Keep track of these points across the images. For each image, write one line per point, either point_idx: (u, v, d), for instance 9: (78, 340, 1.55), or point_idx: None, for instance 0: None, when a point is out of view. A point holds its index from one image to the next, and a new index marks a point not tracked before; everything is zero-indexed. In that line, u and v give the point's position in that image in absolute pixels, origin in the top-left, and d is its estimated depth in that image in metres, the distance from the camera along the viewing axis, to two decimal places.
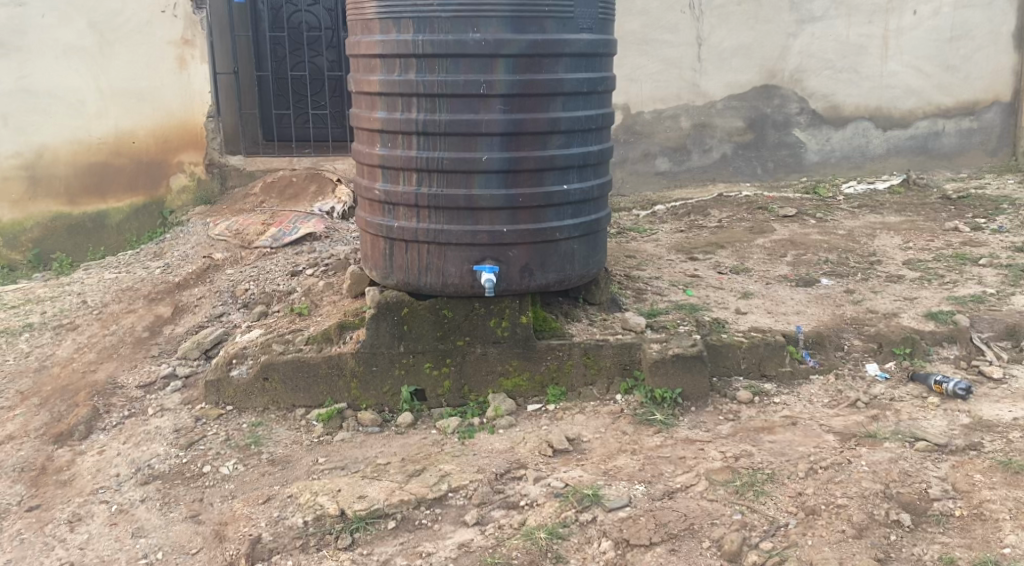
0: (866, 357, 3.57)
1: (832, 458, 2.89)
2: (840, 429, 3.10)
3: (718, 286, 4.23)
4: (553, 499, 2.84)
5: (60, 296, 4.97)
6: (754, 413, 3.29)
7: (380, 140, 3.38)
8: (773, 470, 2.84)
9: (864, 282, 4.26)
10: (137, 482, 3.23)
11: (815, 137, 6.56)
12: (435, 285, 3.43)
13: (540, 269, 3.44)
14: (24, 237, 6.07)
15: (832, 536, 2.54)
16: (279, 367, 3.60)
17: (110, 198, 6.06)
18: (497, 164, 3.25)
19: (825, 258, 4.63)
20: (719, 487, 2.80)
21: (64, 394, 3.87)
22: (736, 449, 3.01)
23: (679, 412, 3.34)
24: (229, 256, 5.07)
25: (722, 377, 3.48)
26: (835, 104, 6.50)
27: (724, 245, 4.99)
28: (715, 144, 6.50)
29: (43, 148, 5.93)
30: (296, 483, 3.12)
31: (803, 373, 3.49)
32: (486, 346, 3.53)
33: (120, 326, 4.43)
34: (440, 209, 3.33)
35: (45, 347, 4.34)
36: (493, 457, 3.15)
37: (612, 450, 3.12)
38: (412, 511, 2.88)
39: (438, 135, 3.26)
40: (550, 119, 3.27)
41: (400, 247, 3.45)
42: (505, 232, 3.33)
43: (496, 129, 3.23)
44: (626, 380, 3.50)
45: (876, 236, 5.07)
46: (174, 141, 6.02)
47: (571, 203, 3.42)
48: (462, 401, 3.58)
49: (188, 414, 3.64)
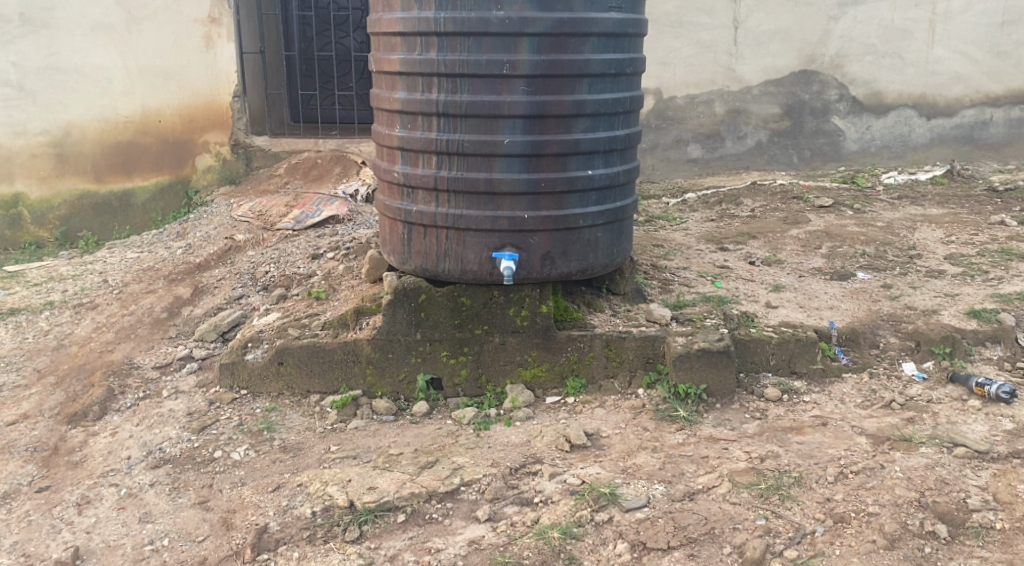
0: (902, 356, 3.39)
1: (864, 462, 2.73)
2: (874, 431, 2.93)
3: (748, 278, 4.08)
4: (568, 497, 2.74)
5: (82, 274, 4.95)
6: (783, 412, 3.15)
7: (400, 122, 3.28)
8: (801, 474, 2.68)
9: (903, 277, 4.08)
10: (148, 466, 3.17)
11: (855, 125, 6.32)
12: (453, 272, 3.33)
13: (561, 257, 3.32)
14: (52, 214, 6.08)
15: (861, 546, 2.39)
16: (294, 351, 3.53)
17: (136, 177, 6.02)
18: (519, 148, 3.13)
19: (862, 250, 4.44)
20: (742, 489, 2.65)
21: (81, 373, 3.84)
22: (762, 450, 2.87)
23: (703, 409, 3.21)
24: (251, 237, 5.02)
25: (750, 373, 3.35)
26: (876, 91, 6.24)
27: (756, 236, 4.82)
28: (750, 131, 6.30)
29: (70, 125, 5.92)
30: (306, 472, 3.05)
31: (835, 371, 3.34)
32: (505, 336, 3.42)
33: (139, 306, 4.39)
34: (460, 194, 3.22)
35: (65, 326, 4.31)
36: (508, 450, 3.05)
37: (633, 447, 3.00)
38: (424, 504, 2.80)
39: (459, 116, 3.14)
40: (576, 101, 3.15)
41: (419, 232, 3.35)
42: (527, 218, 3.22)
43: (518, 112, 3.11)
44: (649, 374, 3.37)
45: (916, 229, 4.87)
46: (200, 120, 5.95)
47: (595, 189, 3.29)
48: (479, 391, 3.48)
49: (203, 397, 3.60)
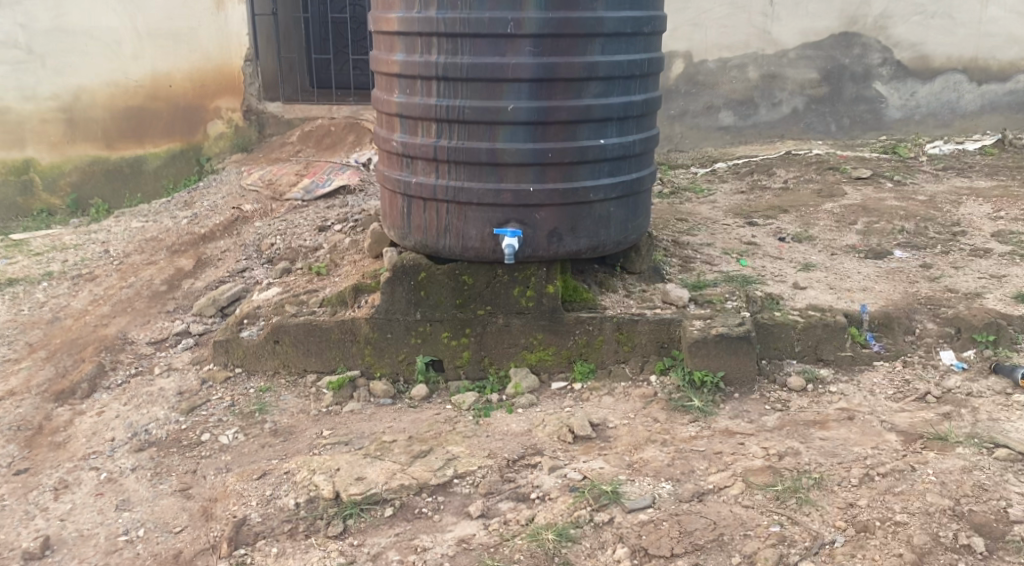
0: (940, 343, 3.10)
1: (893, 463, 2.45)
2: (905, 427, 2.66)
3: (777, 256, 3.81)
4: (567, 494, 2.53)
5: (85, 244, 4.83)
6: (807, 404, 2.91)
7: (398, 86, 3.05)
8: (822, 475, 2.43)
9: (945, 256, 3.77)
10: (131, 449, 3.03)
11: (899, 91, 5.86)
12: (454, 249, 3.11)
13: (570, 233, 3.08)
14: (63, 180, 6.02)
15: (885, 561, 2.11)
16: (291, 329, 3.35)
17: (148, 143, 5.88)
18: (524, 115, 2.89)
19: (901, 227, 4.12)
20: (757, 491, 2.41)
21: (73, 347, 3.72)
22: (781, 446, 2.64)
23: (720, 399, 2.98)
24: (259, 208, 4.85)
25: (773, 360, 3.11)
26: (924, 54, 5.77)
27: (787, 210, 4.53)
28: (786, 97, 5.91)
29: (80, 89, 5.79)
30: (295, 459, 2.88)
31: (865, 359, 3.08)
32: (509, 317, 3.22)
33: (138, 279, 4.26)
34: (461, 165, 2.99)
35: (62, 297, 4.20)
36: (507, 440, 2.86)
37: (640, 440, 2.79)
38: (413, 498, 2.61)
39: (460, 81, 2.90)
40: (587, 64, 2.89)
41: (418, 206, 3.13)
42: (532, 192, 2.98)
43: (524, 75, 2.86)
44: (663, 360, 3.15)
45: (962, 203, 4.52)
46: (211, 85, 5.75)
47: (607, 160, 3.04)
48: (482, 374, 3.29)
49: (195, 375, 3.44)
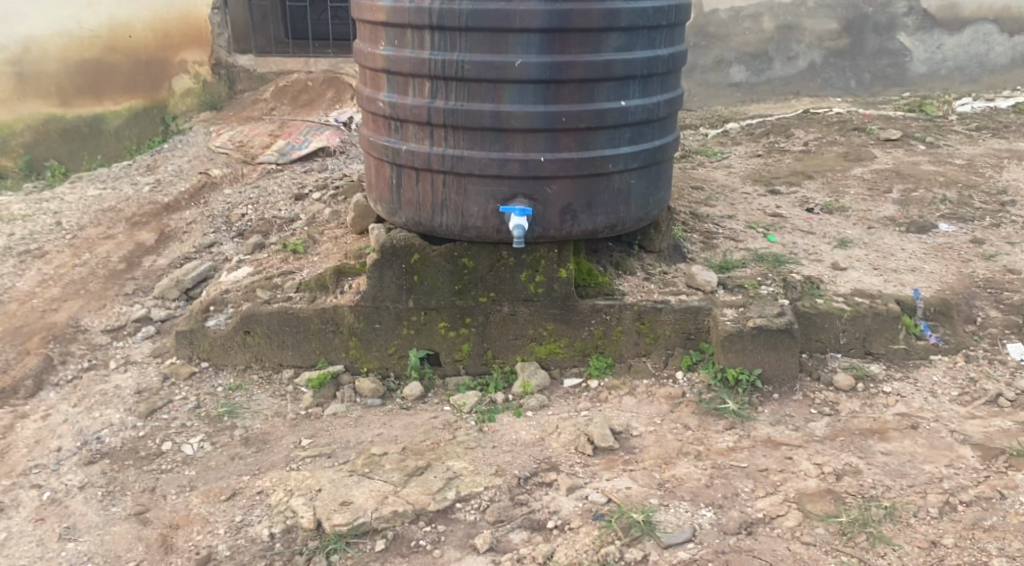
0: (1006, 334, 2.77)
1: (976, 489, 2.14)
2: (981, 439, 2.34)
3: (807, 230, 3.42)
4: (591, 523, 2.15)
5: (35, 214, 4.34)
6: (859, 408, 2.54)
7: (384, 37, 2.59)
8: (894, 503, 2.11)
9: (995, 230, 3.42)
10: (80, 462, 2.61)
11: (924, 43, 5.44)
12: (452, 227, 2.69)
13: (586, 210, 2.66)
14: (13, 141, 5.33)
15: None
16: (263, 319, 2.93)
17: (107, 100, 5.30)
18: (534, 72, 2.45)
19: (943, 195, 3.74)
20: (818, 524, 2.07)
21: (17, 336, 3.24)
22: (837, 463, 2.29)
23: (758, 400, 2.61)
24: (228, 172, 4.38)
25: (816, 354, 2.72)
26: (953, 3, 5.35)
27: (813, 175, 4.14)
28: (803, 50, 5.44)
29: (30, 40, 5.13)
30: (269, 475, 2.48)
31: (921, 353, 2.71)
32: (515, 305, 2.81)
33: (94, 256, 3.81)
34: (459, 130, 2.55)
35: (6, 277, 3.73)
36: (516, 453, 2.46)
37: (670, 452, 2.41)
38: (408, 527, 2.22)
39: (458, 30, 2.45)
40: (607, 11, 2.44)
41: (410, 177, 2.69)
42: (544, 162, 2.55)
43: (534, 24, 2.41)
44: (690, 354, 2.76)
45: (1003, 167, 4.15)
46: (174, 37, 5.26)
47: (629, 124, 2.61)
48: (484, 368, 2.90)
49: (155, 371, 3.02)
